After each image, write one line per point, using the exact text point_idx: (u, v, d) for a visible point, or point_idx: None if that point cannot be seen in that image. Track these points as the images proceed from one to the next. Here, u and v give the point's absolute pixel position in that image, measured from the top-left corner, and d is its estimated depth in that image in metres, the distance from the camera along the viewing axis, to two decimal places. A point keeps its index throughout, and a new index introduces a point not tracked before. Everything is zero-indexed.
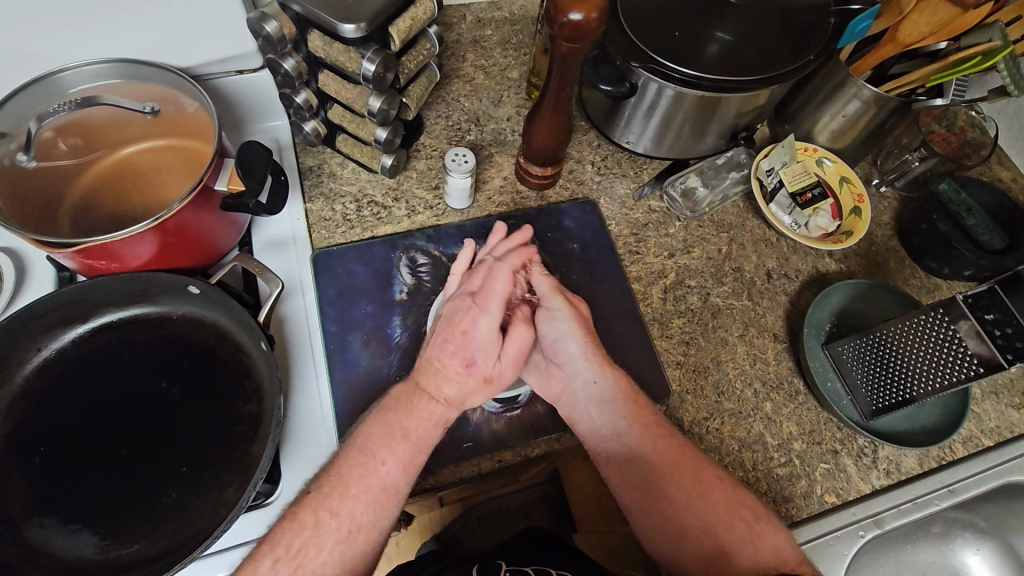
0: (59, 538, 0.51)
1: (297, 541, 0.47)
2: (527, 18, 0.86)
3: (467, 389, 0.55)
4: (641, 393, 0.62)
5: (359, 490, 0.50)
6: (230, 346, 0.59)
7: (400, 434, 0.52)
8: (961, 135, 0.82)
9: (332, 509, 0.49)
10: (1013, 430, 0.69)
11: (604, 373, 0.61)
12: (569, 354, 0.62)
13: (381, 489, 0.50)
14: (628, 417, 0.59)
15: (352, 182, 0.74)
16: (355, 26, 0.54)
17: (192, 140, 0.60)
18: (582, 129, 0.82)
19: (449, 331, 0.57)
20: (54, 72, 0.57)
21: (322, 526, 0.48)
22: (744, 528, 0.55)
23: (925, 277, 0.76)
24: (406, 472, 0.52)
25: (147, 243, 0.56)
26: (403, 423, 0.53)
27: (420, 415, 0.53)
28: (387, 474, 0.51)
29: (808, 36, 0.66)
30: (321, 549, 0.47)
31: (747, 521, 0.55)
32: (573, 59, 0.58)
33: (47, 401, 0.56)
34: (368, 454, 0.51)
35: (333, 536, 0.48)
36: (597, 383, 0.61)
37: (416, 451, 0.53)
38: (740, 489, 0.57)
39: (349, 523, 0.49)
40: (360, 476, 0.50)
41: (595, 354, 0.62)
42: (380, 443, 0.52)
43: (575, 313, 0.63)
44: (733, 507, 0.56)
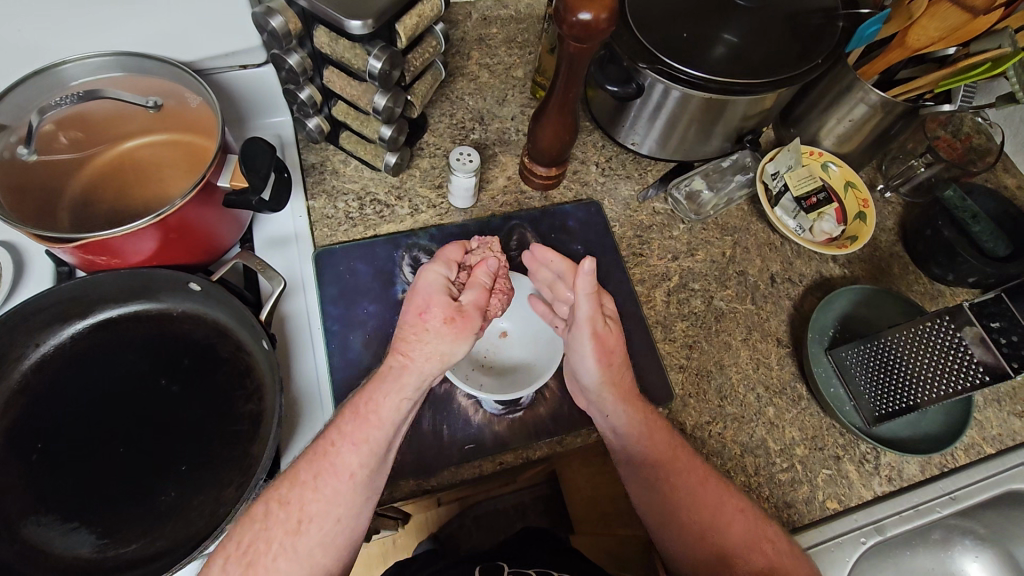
0: (56, 536, 0.51)
1: (246, 536, 0.47)
2: (533, 17, 0.86)
3: (428, 344, 0.51)
4: (658, 416, 0.60)
5: (308, 477, 0.49)
6: (230, 344, 0.59)
7: (352, 415, 0.50)
8: (966, 141, 0.81)
9: (282, 501, 0.48)
10: (1015, 437, 0.69)
11: (624, 410, 0.58)
12: (586, 386, 0.58)
13: (333, 474, 0.49)
14: (642, 442, 0.58)
15: (354, 179, 0.73)
16: (362, 23, 0.54)
17: (194, 135, 0.60)
18: (587, 130, 0.81)
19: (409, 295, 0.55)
20: (55, 64, 0.56)
21: (272, 518, 0.48)
22: (765, 563, 0.55)
23: (928, 284, 0.76)
24: (359, 455, 0.49)
25: (148, 238, 0.55)
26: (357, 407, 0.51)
27: (375, 385, 0.51)
28: (339, 457, 0.49)
29: (817, 39, 0.66)
30: (271, 544, 0.47)
31: (767, 556, 0.55)
32: (581, 60, 0.58)
33: (45, 398, 0.55)
34: (320, 439, 0.51)
35: (282, 529, 0.47)
36: (609, 418, 0.58)
37: (367, 428, 0.50)
38: (766, 521, 0.57)
39: (299, 514, 0.48)
40: (310, 462, 0.50)
41: (613, 391, 0.57)
42: (330, 427, 0.51)
43: (599, 353, 0.56)
44: (753, 539, 0.56)
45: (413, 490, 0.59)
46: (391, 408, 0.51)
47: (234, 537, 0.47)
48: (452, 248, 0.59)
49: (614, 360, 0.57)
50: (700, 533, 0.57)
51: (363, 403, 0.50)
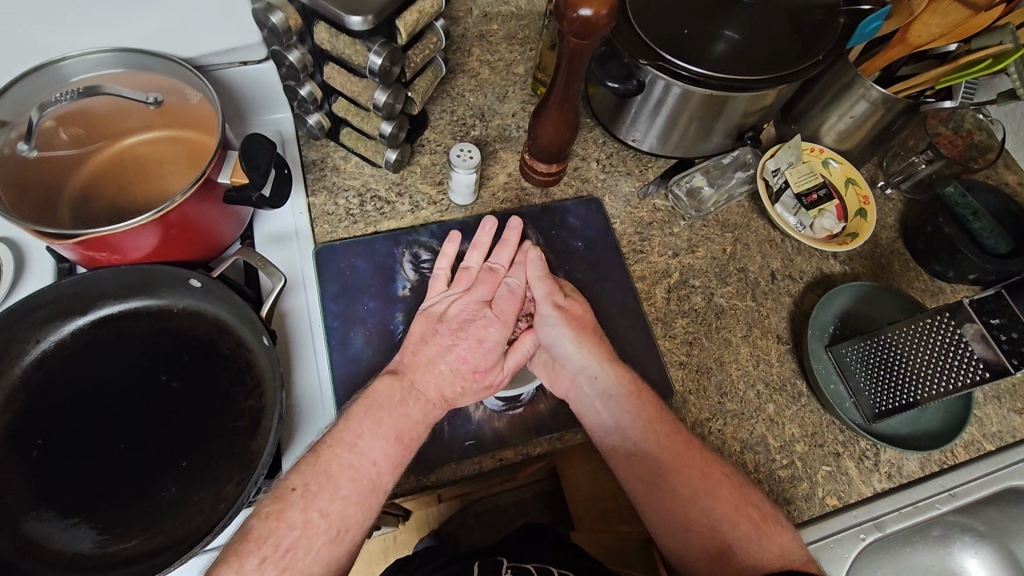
0: (57, 531, 0.51)
1: (286, 542, 0.45)
2: (534, 13, 0.86)
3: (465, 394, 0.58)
4: (648, 390, 0.62)
5: (350, 492, 0.49)
6: (230, 340, 0.59)
7: (394, 438, 0.52)
8: (967, 138, 0.81)
9: (322, 510, 0.47)
10: (1015, 434, 0.69)
11: (607, 368, 0.61)
12: (568, 356, 0.62)
13: (368, 488, 0.50)
14: (635, 412, 0.59)
15: (355, 176, 0.73)
16: (362, 18, 0.54)
17: (194, 131, 0.60)
18: (588, 126, 0.81)
19: (460, 332, 0.60)
20: (56, 61, 0.56)
21: (306, 532, 0.46)
22: (752, 526, 0.56)
23: (928, 281, 0.76)
24: (390, 469, 0.51)
25: (148, 235, 0.55)
26: (399, 429, 0.53)
27: (412, 414, 0.53)
28: (376, 474, 0.51)
29: (818, 36, 0.66)
30: (309, 551, 0.46)
31: (753, 520, 0.56)
32: (581, 56, 0.57)
33: (45, 394, 0.55)
34: (345, 451, 0.50)
35: (321, 539, 0.47)
36: (599, 378, 0.61)
37: (401, 447, 0.52)
38: (749, 489, 0.58)
39: (334, 526, 0.48)
40: (339, 474, 0.49)
41: (595, 352, 0.62)
42: (371, 445, 0.51)
43: (568, 320, 0.62)
44: (740, 505, 0.56)
45: (413, 486, 0.59)
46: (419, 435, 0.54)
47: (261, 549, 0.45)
48: (513, 302, 0.64)
49: (584, 326, 0.63)
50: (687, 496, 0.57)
51: (408, 435, 0.53)
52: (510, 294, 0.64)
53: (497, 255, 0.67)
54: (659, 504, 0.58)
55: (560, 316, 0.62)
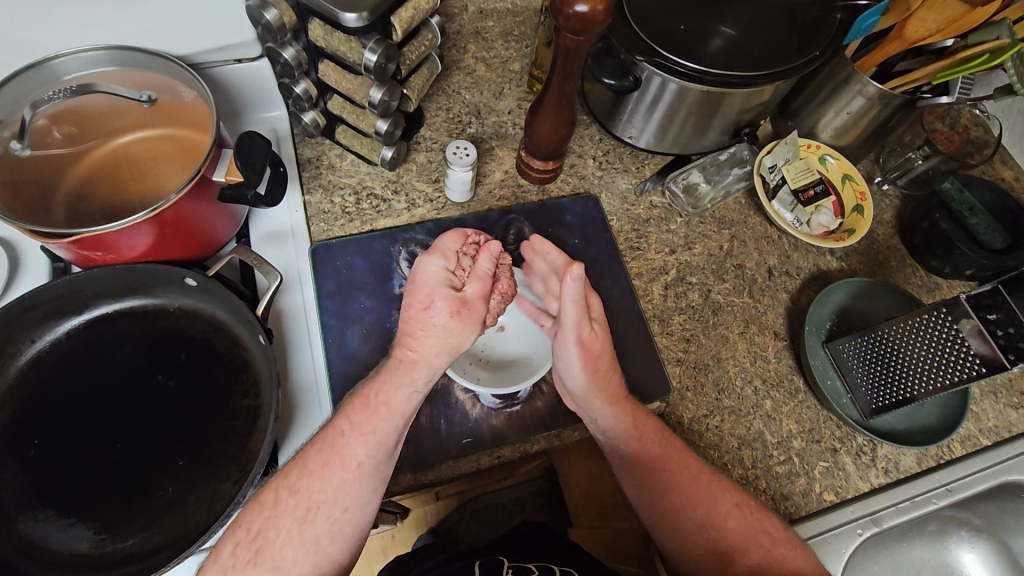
0: (54, 531, 0.51)
1: (257, 523, 0.47)
2: (530, 9, 0.85)
3: (439, 341, 0.51)
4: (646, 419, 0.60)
5: (316, 466, 0.49)
6: (226, 339, 0.59)
7: (361, 404, 0.50)
8: (964, 134, 0.81)
9: (291, 489, 0.48)
10: (1012, 429, 0.70)
11: (608, 414, 0.58)
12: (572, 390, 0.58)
13: (341, 463, 0.49)
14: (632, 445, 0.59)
15: (351, 174, 0.73)
16: (356, 15, 0.54)
17: (189, 129, 0.59)
18: (585, 123, 0.81)
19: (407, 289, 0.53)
20: (48, 58, 0.56)
21: (281, 506, 0.48)
22: (752, 539, 0.56)
23: (925, 276, 0.76)
24: (366, 446, 0.49)
25: (143, 234, 0.55)
26: (367, 395, 0.51)
27: (385, 379, 0.51)
28: (346, 445, 0.49)
29: (815, 32, 0.66)
30: (280, 532, 0.47)
31: (764, 546, 0.56)
32: (577, 52, 0.57)
33: (40, 395, 0.55)
34: (328, 429, 0.50)
35: (291, 517, 0.47)
36: (600, 423, 0.59)
37: (376, 419, 0.50)
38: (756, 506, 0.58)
39: (307, 502, 0.48)
40: (319, 451, 0.49)
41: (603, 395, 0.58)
42: (340, 416, 0.50)
43: (584, 359, 0.57)
44: (749, 532, 0.56)
45: (412, 484, 0.59)
46: (400, 400, 0.51)
47: (244, 523, 0.48)
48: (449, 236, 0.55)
49: (600, 366, 0.58)
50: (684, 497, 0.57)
51: (374, 394, 0.51)
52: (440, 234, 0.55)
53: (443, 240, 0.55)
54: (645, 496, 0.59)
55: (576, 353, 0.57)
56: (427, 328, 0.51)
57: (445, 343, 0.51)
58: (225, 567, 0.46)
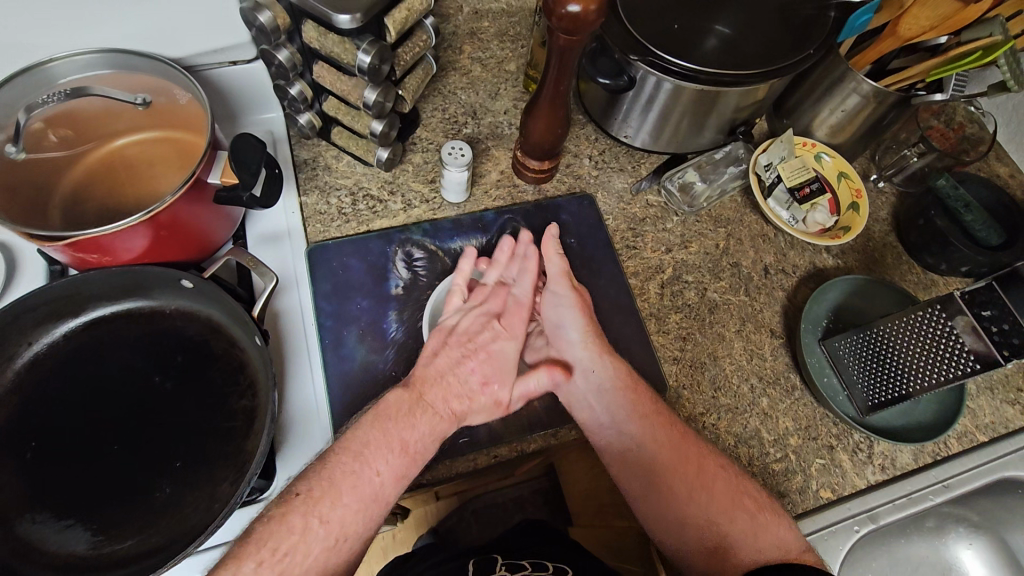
0: (52, 533, 0.51)
1: (283, 546, 0.46)
2: (525, 10, 0.85)
3: (477, 411, 0.58)
4: (645, 387, 0.62)
5: (351, 500, 0.49)
6: (223, 341, 0.59)
7: (400, 449, 0.52)
8: (959, 131, 0.82)
9: (322, 517, 0.48)
10: (1008, 425, 0.70)
11: (601, 362, 0.61)
12: (569, 340, 0.63)
13: (372, 499, 0.50)
14: (627, 408, 0.60)
15: (347, 175, 0.73)
16: (350, 17, 0.54)
17: (184, 131, 0.60)
18: (580, 123, 0.81)
19: (472, 353, 0.60)
20: (44, 62, 0.56)
21: (311, 534, 0.47)
22: (750, 522, 0.56)
23: (921, 273, 0.76)
24: (398, 482, 0.51)
25: (139, 236, 0.55)
26: (405, 441, 0.52)
27: (420, 422, 0.54)
28: (380, 484, 0.50)
29: (809, 30, 0.66)
30: (307, 557, 0.46)
31: (748, 512, 0.56)
32: (571, 52, 0.57)
33: (38, 397, 0.55)
34: (361, 463, 0.50)
35: (322, 544, 0.47)
36: (594, 372, 0.61)
37: (411, 462, 0.52)
38: (746, 482, 0.58)
39: (337, 531, 0.48)
40: (349, 481, 0.49)
41: (595, 342, 0.62)
42: (377, 454, 0.51)
43: (579, 304, 0.63)
44: (734, 498, 0.57)
45: (409, 484, 0.60)
46: (432, 450, 0.54)
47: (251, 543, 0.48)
48: (521, 318, 0.64)
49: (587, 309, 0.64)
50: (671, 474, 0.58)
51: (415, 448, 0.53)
52: (518, 303, 0.65)
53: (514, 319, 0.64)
54: (639, 476, 0.59)
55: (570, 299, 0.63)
56: (475, 400, 0.58)
57: (479, 414, 0.58)
58: None
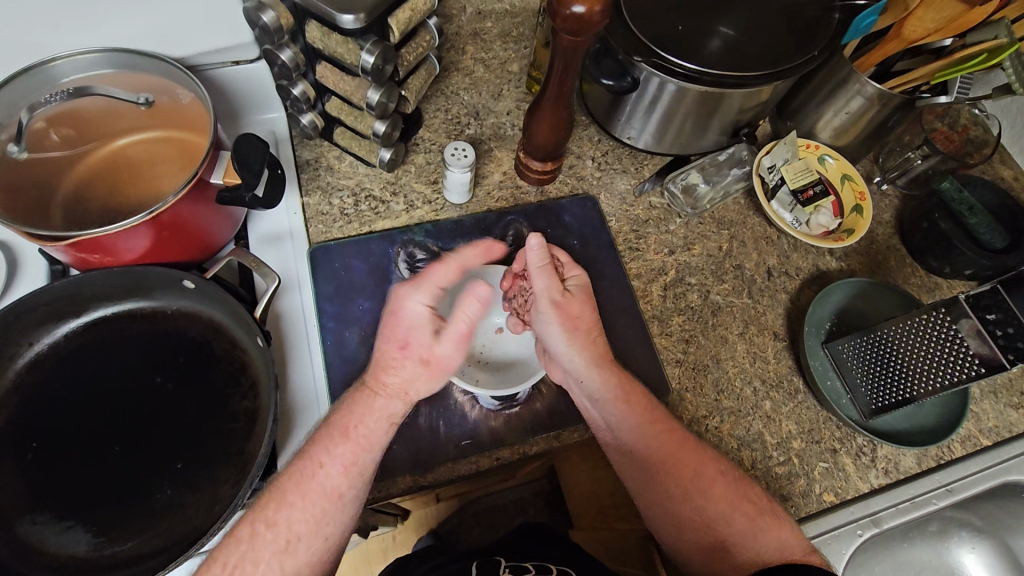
0: (52, 534, 0.51)
1: (232, 557, 0.48)
2: (529, 10, 0.85)
3: (411, 379, 0.54)
4: (642, 393, 0.61)
5: (296, 498, 0.51)
6: (225, 341, 0.59)
7: (341, 437, 0.52)
8: (963, 134, 0.81)
9: (268, 521, 0.50)
10: (1012, 429, 0.69)
11: (592, 373, 0.59)
12: (554, 350, 0.60)
13: (318, 493, 0.51)
14: (623, 414, 0.59)
15: (349, 176, 0.73)
16: (354, 17, 0.53)
17: (186, 131, 0.59)
18: (583, 124, 0.81)
19: (391, 320, 0.55)
20: (46, 61, 0.56)
21: (259, 538, 0.49)
22: (747, 524, 0.56)
23: (925, 276, 0.76)
24: (347, 477, 0.51)
25: (141, 236, 0.55)
26: (346, 427, 0.52)
27: (361, 410, 0.53)
28: (325, 477, 0.51)
29: (813, 32, 0.66)
30: (258, 565, 0.49)
31: (748, 516, 0.56)
32: (575, 53, 0.57)
33: (38, 398, 0.55)
34: (306, 461, 0.52)
35: (271, 548, 0.49)
36: (584, 382, 0.59)
37: (358, 450, 0.52)
38: (747, 484, 0.58)
39: (287, 533, 0.50)
40: (297, 484, 0.51)
41: (585, 355, 0.59)
42: (320, 448, 0.52)
43: (561, 317, 0.60)
44: (735, 501, 0.57)
45: (411, 487, 0.59)
46: (383, 432, 0.53)
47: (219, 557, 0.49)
48: (443, 268, 0.56)
49: (580, 324, 0.60)
50: (670, 476, 0.58)
51: (350, 426, 0.52)
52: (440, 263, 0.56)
53: (440, 276, 0.56)
54: (640, 477, 0.59)
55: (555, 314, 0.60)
56: (406, 367, 0.54)
57: (421, 385, 0.55)
58: None
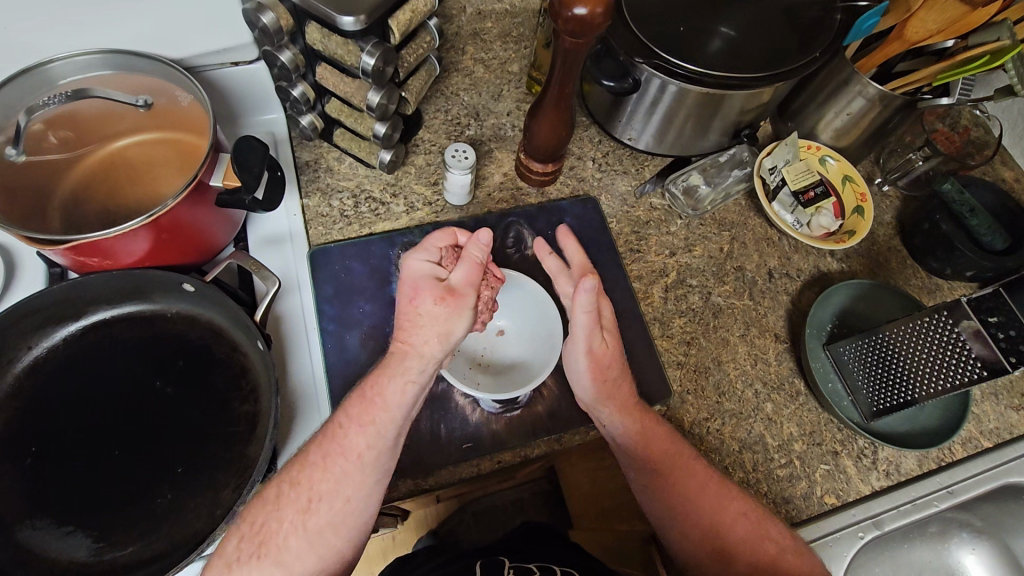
0: (51, 539, 0.51)
1: (260, 517, 0.48)
2: (528, 10, 0.85)
3: (427, 327, 0.51)
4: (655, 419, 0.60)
5: (318, 457, 0.50)
6: (225, 345, 0.58)
7: (359, 397, 0.51)
8: (964, 134, 0.81)
9: (294, 482, 0.49)
10: (1013, 431, 0.69)
11: (620, 420, 0.59)
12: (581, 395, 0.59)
13: (339, 453, 0.49)
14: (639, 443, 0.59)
15: (349, 177, 0.72)
16: (354, 19, 0.53)
17: (185, 133, 0.59)
18: (584, 125, 0.81)
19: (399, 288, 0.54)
20: (43, 63, 0.55)
21: (284, 499, 0.48)
22: (766, 561, 0.55)
23: (926, 278, 0.76)
24: (366, 436, 0.50)
25: (141, 239, 0.54)
26: (364, 389, 0.52)
27: (384, 374, 0.51)
28: (345, 437, 0.50)
29: (814, 34, 0.66)
30: (282, 524, 0.48)
31: (768, 555, 0.55)
32: (576, 55, 0.57)
33: (38, 402, 0.55)
34: (329, 423, 0.51)
35: (294, 508, 0.48)
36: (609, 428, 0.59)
37: (372, 408, 0.50)
38: (768, 522, 0.57)
39: (309, 494, 0.49)
40: (320, 444, 0.50)
41: (615, 401, 0.58)
42: (339, 410, 0.51)
43: (594, 371, 0.58)
44: (756, 540, 0.56)
45: (411, 489, 0.59)
46: (396, 390, 0.51)
47: (246, 519, 0.49)
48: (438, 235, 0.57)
49: (610, 375, 0.58)
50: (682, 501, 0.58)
51: (370, 388, 0.51)
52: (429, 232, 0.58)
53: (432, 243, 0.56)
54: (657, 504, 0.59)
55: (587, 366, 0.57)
56: (420, 319, 0.51)
57: (440, 325, 0.51)
58: (229, 562, 0.47)
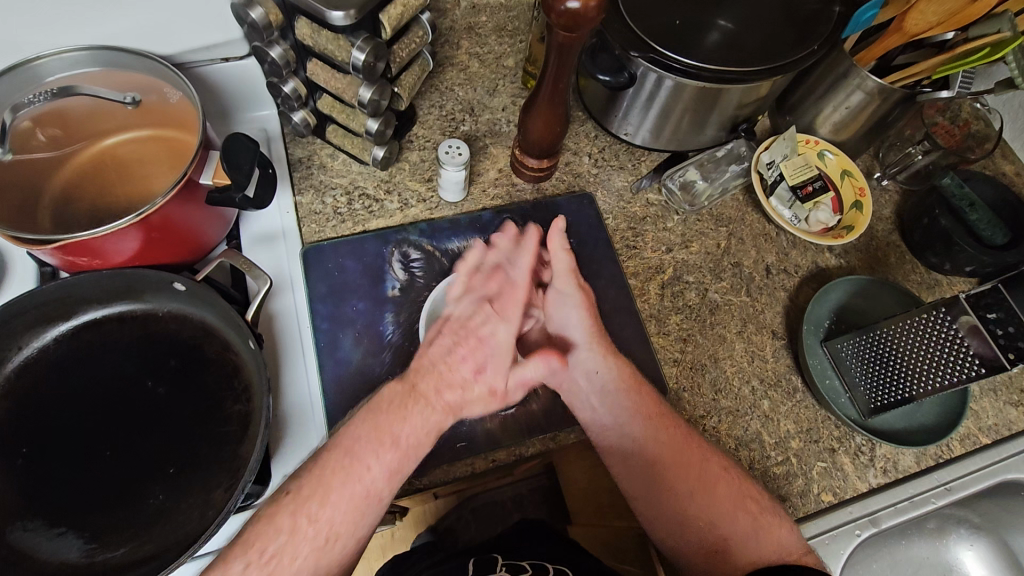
0: (43, 540, 0.50)
1: (272, 547, 0.46)
2: (523, 4, 0.84)
3: (469, 404, 0.56)
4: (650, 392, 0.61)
5: (340, 496, 0.48)
6: (217, 344, 0.58)
7: (391, 444, 0.51)
8: (964, 128, 0.81)
9: (311, 515, 0.47)
10: (1012, 427, 0.69)
11: (607, 368, 0.61)
12: (575, 342, 0.62)
13: (363, 495, 0.49)
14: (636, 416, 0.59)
15: (342, 174, 0.72)
16: (344, 13, 0.52)
17: (175, 130, 0.58)
18: (580, 120, 0.80)
19: (469, 343, 0.57)
20: (31, 60, 0.55)
21: (301, 532, 0.47)
22: (749, 522, 0.56)
23: (925, 273, 0.75)
24: (390, 481, 0.51)
25: (131, 238, 0.54)
26: (396, 435, 0.52)
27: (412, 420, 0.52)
28: (371, 479, 0.50)
29: (812, 26, 0.65)
30: (297, 557, 0.46)
31: (750, 515, 0.56)
32: (570, 49, 0.56)
33: (29, 402, 0.54)
34: (353, 462, 0.50)
35: (311, 544, 0.47)
36: (599, 373, 0.61)
37: (404, 459, 0.52)
38: (748, 482, 0.58)
39: (328, 530, 0.48)
40: (344, 481, 0.49)
41: (599, 344, 0.62)
42: (369, 450, 0.50)
43: (584, 304, 0.63)
44: (736, 502, 0.56)
45: (405, 489, 0.59)
46: (426, 444, 0.53)
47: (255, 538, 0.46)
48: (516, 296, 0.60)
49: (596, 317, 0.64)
50: (674, 477, 0.57)
51: (405, 438, 0.52)
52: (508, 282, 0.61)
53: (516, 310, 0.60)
54: (647, 482, 0.58)
55: (576, 295, 0.63)
56: (466, 393, 0.56)
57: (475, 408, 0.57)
58: None
